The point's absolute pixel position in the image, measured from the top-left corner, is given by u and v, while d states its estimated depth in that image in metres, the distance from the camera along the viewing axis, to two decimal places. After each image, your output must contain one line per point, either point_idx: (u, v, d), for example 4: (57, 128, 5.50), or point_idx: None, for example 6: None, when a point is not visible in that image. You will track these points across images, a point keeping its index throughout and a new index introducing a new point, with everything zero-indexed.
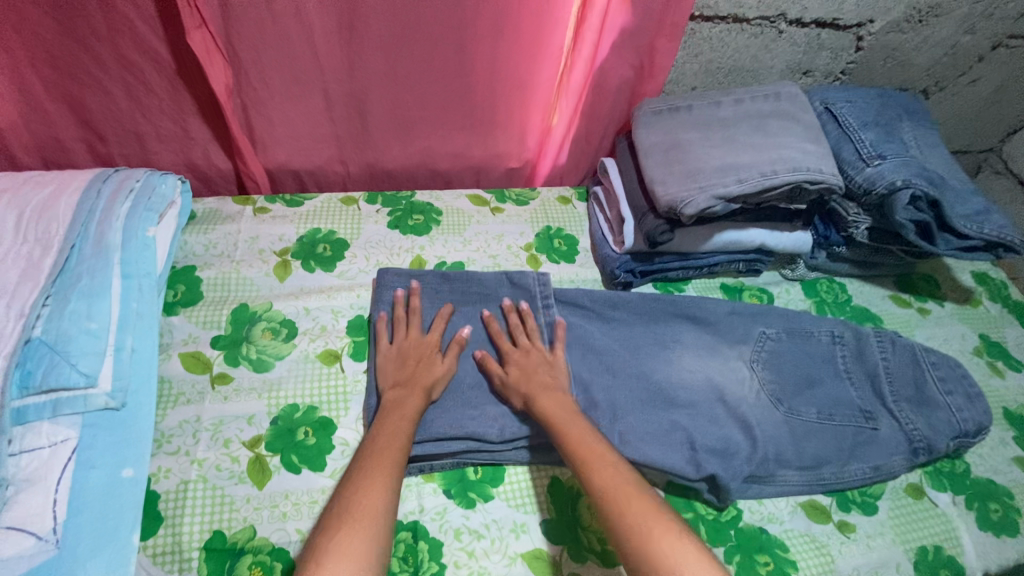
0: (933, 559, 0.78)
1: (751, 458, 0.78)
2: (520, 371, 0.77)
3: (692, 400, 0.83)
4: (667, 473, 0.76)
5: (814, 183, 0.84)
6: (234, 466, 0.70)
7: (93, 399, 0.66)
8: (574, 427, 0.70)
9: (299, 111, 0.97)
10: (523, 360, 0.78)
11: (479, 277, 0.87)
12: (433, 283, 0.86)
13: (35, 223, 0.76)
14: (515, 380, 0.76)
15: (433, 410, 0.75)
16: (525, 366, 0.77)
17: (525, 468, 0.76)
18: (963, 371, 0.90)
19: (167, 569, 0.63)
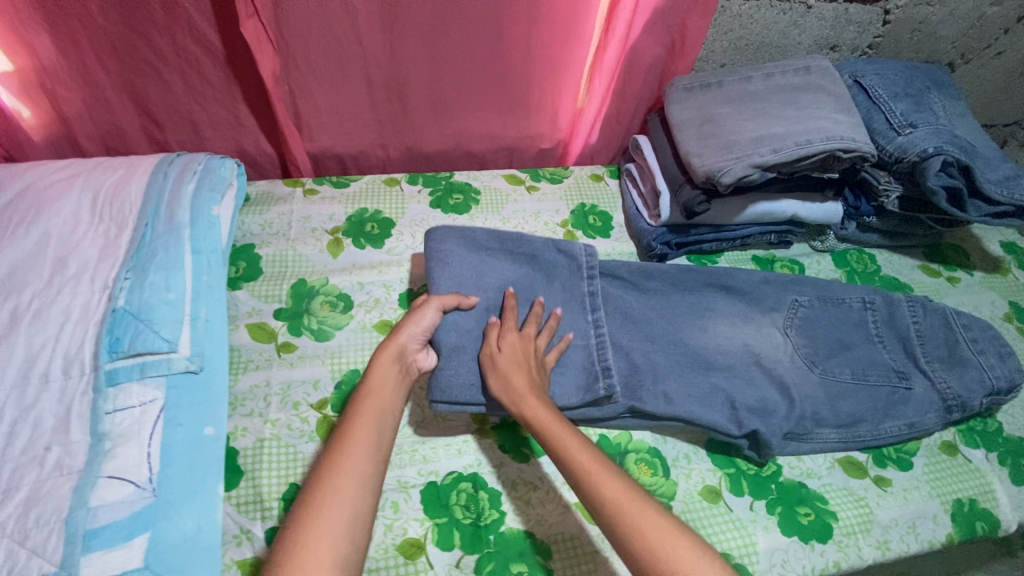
0: (968, 510, 0.81)
1: (789, 416, 0.81)
2: (510, 354, 0.73)
3: (729, 363, 0.85)
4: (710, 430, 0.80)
5: (848, 151, 0.86)
6: (304, 425, 0.75)
7: (175, 363, 0.72)
8: (558, 433, 0.64)
9: (342, 97, 1.01)
10: (518, 348, 0.74)
11: (527, 239, 0.86)
12: (480, 237, 0.84)
13: (109, 204, 0.81)
14: (504, 365, 0.72)
15: None
16: (517, 354, 0.74)
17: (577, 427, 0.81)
18: (994, 332, 0.90)
19: (250, 516, 0.68)
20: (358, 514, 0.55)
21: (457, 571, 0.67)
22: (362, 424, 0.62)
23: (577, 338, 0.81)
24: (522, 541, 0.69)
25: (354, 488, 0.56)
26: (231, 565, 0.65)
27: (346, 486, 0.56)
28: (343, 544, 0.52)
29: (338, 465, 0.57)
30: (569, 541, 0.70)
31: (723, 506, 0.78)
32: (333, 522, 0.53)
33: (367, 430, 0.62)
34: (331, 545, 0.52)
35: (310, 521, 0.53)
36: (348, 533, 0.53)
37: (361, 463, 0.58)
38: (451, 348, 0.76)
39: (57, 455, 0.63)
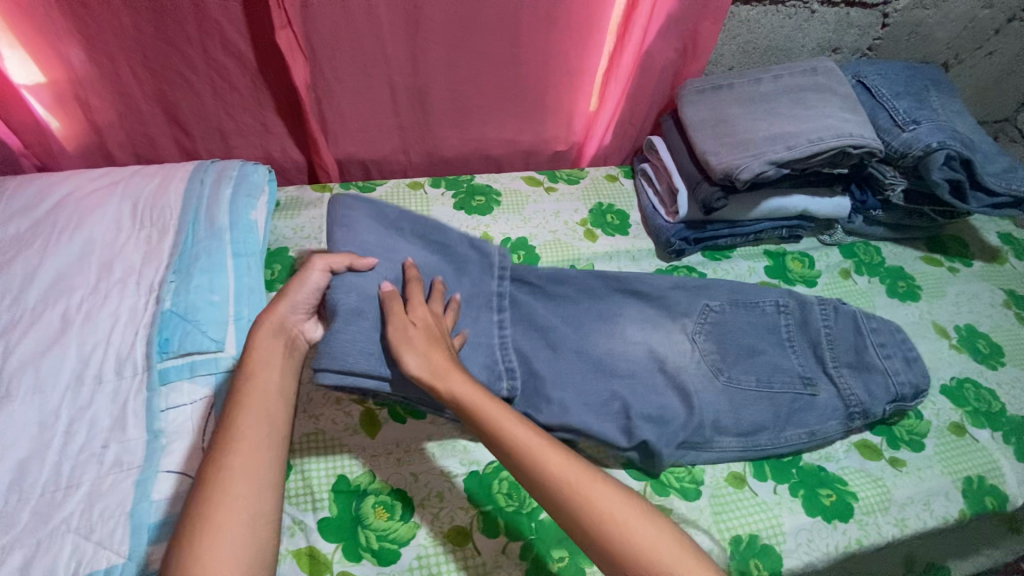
0: (977, 487, 0.85)
1: (686, 424, 0.79)
2: (420, 330, 0.69)
3: (632, 370, 0.84)
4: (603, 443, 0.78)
5: (857, 147, 0.91)
6: (347, 419, 0.77)
7: (222, 362, 0.73)
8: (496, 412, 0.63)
9: (366, 104, 1.04)
10: (429, 323, 0.71)
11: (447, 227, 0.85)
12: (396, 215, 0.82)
13: (150, 211, 0.84)
14: (416, 340, 0.68)
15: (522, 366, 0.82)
16: (430, 328, 0.70)
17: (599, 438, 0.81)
18: (903, 335, 0.89)
19: (301, 508, 0.70)
20: (259, 508, 0.54)
21: (503, 556, 0.69)
22: (248, 418, 0.59)
23: (481, 344, 0.79)
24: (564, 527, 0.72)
25: (250, 484, 0.55)
26: (285, 555, 0.67)
27: (241, 485, 0.54)
28: (242, 540, 0.52)
29: (230, 464, 0.55)
30: None
31: (749, 490, 0.80)
32: (232, 521, 0.52)
33: (256, 423, 0.59)
34: (235, 544, 0.51)
35: (209, 524, 0.52)
36: (249, 529, 0.53)
37: (252, 459, 0.56)
38: (352, 311, 0.70)
39: (115, 452, 0.65)
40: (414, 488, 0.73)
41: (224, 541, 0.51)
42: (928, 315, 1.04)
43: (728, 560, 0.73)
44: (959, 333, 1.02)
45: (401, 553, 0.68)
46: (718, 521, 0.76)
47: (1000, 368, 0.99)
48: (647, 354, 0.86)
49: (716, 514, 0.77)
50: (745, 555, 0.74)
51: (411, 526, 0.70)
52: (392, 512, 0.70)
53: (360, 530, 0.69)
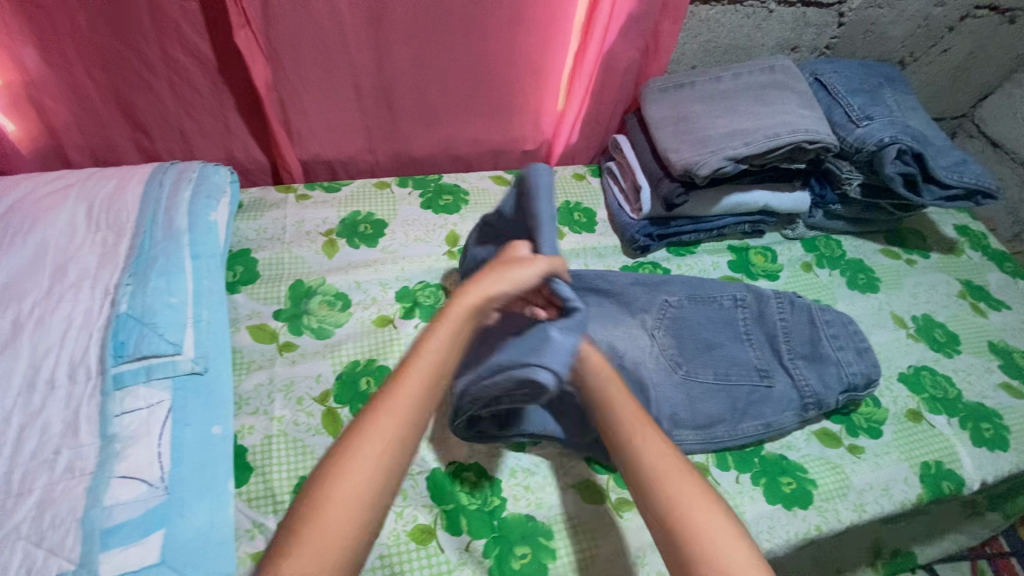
0: (935, 471, 0.87)
1: None
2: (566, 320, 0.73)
3: None
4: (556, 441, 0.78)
5: (812, 142, 0.93)
6: (310, 419, 0.77)
7: (180, 364, 0.73)
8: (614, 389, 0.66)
9: (331, 105, 1.04)
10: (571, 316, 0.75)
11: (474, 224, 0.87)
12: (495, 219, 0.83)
13: (106, 213, 0.82)
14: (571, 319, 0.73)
15: None
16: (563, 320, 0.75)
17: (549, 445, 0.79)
18: (855, 328, 0.91)
19: (262, 510, 0.69)
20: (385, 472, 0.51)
21: (465, 554, 0.69)
22: (417, 374, 0.57)
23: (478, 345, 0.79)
24: (526, 524, 0.72)
25: (390, 443, 0.52)
26: (245, 558, 0.66)
27: (379, 438, 0.52)
28: (360, 503, 0.49)
29: (380, 417, 0.53)
30: (568, 521, 0.73)
31: (710, 479, 0.81)
32: (360, 475, 0.50)
33: (416, 389, 0.56)
34: (355, 500, 0.49)
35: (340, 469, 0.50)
36: (369, 489, 0.49)
37: (402, 417, 0.53)
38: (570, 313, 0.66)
39: (68, 457, 0.64)
40: None
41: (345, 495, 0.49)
42: (886, 306, 1.07)
43: None
44: (917, 323, 1.05)
45: None
46: None
47: (956, 355, 1.02)
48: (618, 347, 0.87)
49: None
50: None
51: None
52: None
53: None
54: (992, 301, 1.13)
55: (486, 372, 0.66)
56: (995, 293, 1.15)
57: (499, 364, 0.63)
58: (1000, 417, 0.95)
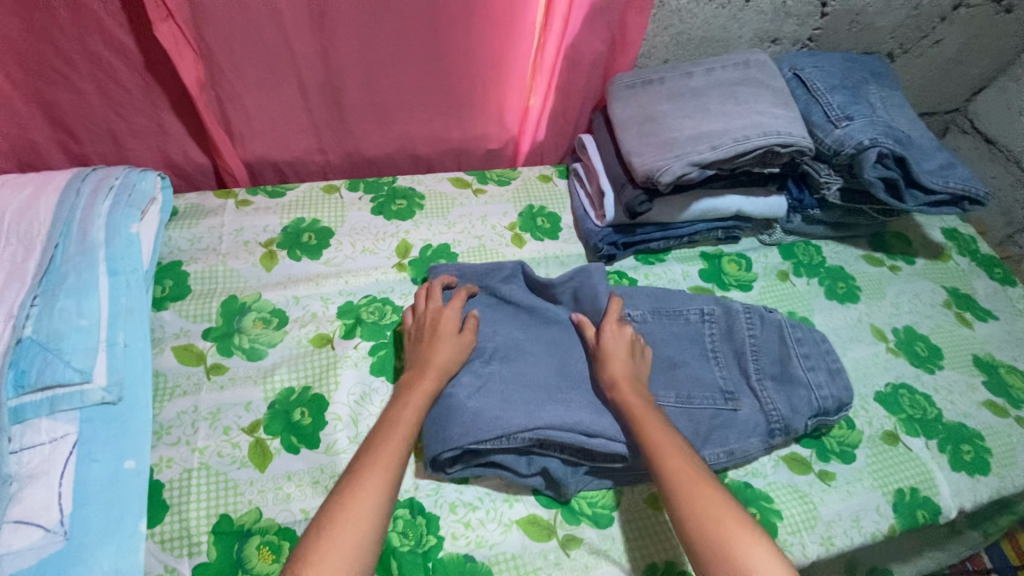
0: (909, 499, 0.81)
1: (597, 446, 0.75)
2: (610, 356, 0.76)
3: None
4: (499, 472, 0.72)
5: (785, 146, 0.86)
6: (235, 451, 0.71)
7: (89, 395, 0.67)
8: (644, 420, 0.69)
9: (275, 102, 0.97)
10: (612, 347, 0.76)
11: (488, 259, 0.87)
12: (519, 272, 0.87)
13: (16, 225, 0.76)
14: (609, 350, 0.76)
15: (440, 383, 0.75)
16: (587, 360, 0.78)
17: (491, 481, 0.74)
18: (827, 346, 0.85)
19: (176, 553, 0.64)
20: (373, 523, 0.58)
21: None
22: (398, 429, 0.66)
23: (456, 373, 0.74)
24: (463, 565, 0.67)
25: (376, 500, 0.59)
26: None
27: (375, 478, 0.60)
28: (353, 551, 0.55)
29: (369, 473, 0.60)
30: (509, 560, 0.68)
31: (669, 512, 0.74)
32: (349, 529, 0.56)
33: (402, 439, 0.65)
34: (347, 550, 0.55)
35: (335, 523, 0.56)
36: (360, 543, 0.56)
37: (385, 473, 0.61)
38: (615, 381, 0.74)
39: None
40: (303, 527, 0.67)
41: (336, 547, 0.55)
42: (866, 317, 1.01)
43: None
44: (897, 335, 0.99)
45: None
46: (638, 547, 0.71)
47: (938, 371, 0.96)
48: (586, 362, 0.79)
49: (637, 539, 0.72)
50: None
51: None
52: (278, 554, 0.65)
53: None
54: (978, 311, 1.07)
55: (579, 433, 0.70)
56: (983, 302, 1.09)
57: (610, 436, 0.70)
58: (981, 438, 0.89)
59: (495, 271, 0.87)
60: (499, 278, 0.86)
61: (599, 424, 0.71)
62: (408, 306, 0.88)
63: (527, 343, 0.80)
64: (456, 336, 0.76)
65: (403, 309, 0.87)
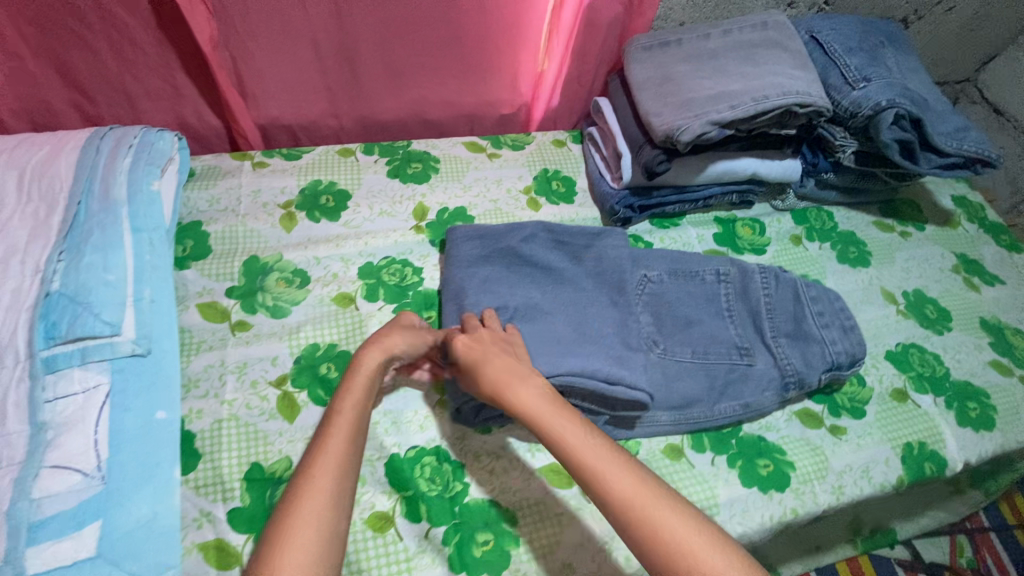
0: (917, 453, 0.83)
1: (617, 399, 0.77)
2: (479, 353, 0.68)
3: None
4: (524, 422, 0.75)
5: (804, 106, 0.86)
6: (264, 404, 0.73)
7: (119, 347, 0.68)
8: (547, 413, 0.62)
9: (288, 63, 0.96)
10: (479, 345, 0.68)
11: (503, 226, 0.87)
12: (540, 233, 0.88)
13: (37, 183, 0.76)
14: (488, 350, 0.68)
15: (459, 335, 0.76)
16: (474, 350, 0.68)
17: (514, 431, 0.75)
18: (842, 305, 0.86)
19: (210, 498, 0.66)
20: (328, 538, 0.51)
21: (424, 542, 0.66)
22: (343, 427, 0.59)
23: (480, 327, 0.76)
24: (489, 510, 0.69)
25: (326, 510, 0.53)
26: (192, 549, 0.63)
27: (322, 485, 0.54)
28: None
29: (311, 480, 0.54)
30: (533, 505, 0.70)
31: (685, 462, 0.77)
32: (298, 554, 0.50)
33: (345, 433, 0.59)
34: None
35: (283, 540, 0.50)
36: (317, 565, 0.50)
37: (330, 478, 0.55)
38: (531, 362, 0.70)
39: None
40: None
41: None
42: (877, 280, 1.02)
43: None
44: (907, 299, 1.01)
45: None
46: None
47: (946, 332, 0.98)
48: (606, 320, 0.80)
49: None
50: None
51: None
52: None
53: None
54: (986, 276, 1.09)
55: (602, 380, 0.72)
56: (990, 267, 1.11)
57: (631, 382, 0.72)
58: (987, 396, 0.92)
59: (515, 232, 0.87)
60: (518, 239, 0.86)
61: (620, 371, 0.73)
62: (428, 267, 0.89)
63: (548, 301, 0.81)
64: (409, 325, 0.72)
65: (423, 271, 0.88)
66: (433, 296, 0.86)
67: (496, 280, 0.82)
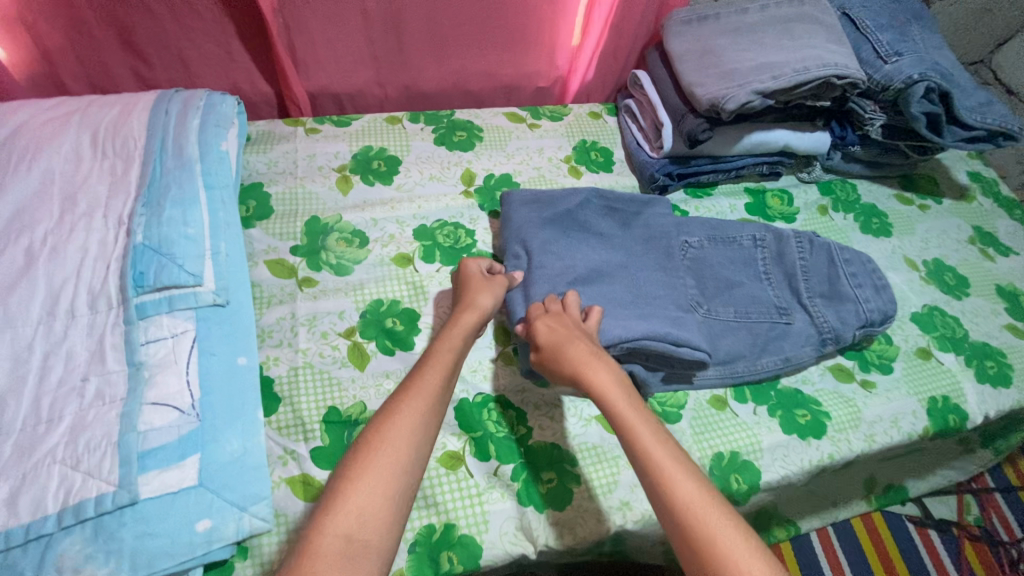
0: (941, 406, 0.89)
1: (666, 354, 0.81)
2: (553, 329, 0.71)
3: None
4: None
5: (840, 77, 0.90)
6: (335, 352, 0.77)
7: (202, 296, 0.72)
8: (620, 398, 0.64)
9: (338, 31, 0.98)
10: (557, 326, 0.71)
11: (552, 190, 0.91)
12: (588, 198, 0.92)
13: (112, 140, 0.78)
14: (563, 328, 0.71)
15: (517, 291, 0.81)
16: (556, 327, 0.71)
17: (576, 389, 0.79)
18: (873, 266, 0.91)
19: (293, 438, 0.70)
20: (409, 466, 0.56)
21: (494, 478, 0.71)
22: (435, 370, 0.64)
23: (538, 283, 0.81)
24: (551, 452, 0.74)
25: (413, 441, 0.57)
26: (280, 483, 0.67)
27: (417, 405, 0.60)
28: (384, 502, 0.53)
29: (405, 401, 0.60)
30: (592, 448, 0.75)
31: (729, 411, 0.83)
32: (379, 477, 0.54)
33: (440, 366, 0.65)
34: (378, 500, 0.53)
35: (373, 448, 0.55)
36: (395, 488, 0.54)
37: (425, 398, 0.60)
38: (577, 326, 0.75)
39: (96, 385, 0.63)
40: None
41: (361, 504, 0.52)
42: (900, 249, 1.07)
43: (709, 473, 0.77)
44: (928, 266, 1.06)
45: None
46: (704, 439, 0.79)
47: (964, 298, 1.03)
48: (653, 280, 0.85)
49: (701, 433, 0.80)
50: (725, 472, 0.77)
51: None
52: None
53: None
54: (1000, 247, 1.14)
55: (670, 342, 0.76)
56: (1004, 239, 1.16)
57: (695, 344, 0.77)
58: (1004, 355, 0.97)
59: (564, 198, 0.91)
60: (568, 205, 0.90)
61: (671, 324, 0.78)
62: (479, 231, 0.93)
63: (599, 263, 0.85)
64: (488, 282, 0.78)
65: (475, 233, 0.92)
66: (486, 257, 0.90)
67: (548, 242, 0.86)
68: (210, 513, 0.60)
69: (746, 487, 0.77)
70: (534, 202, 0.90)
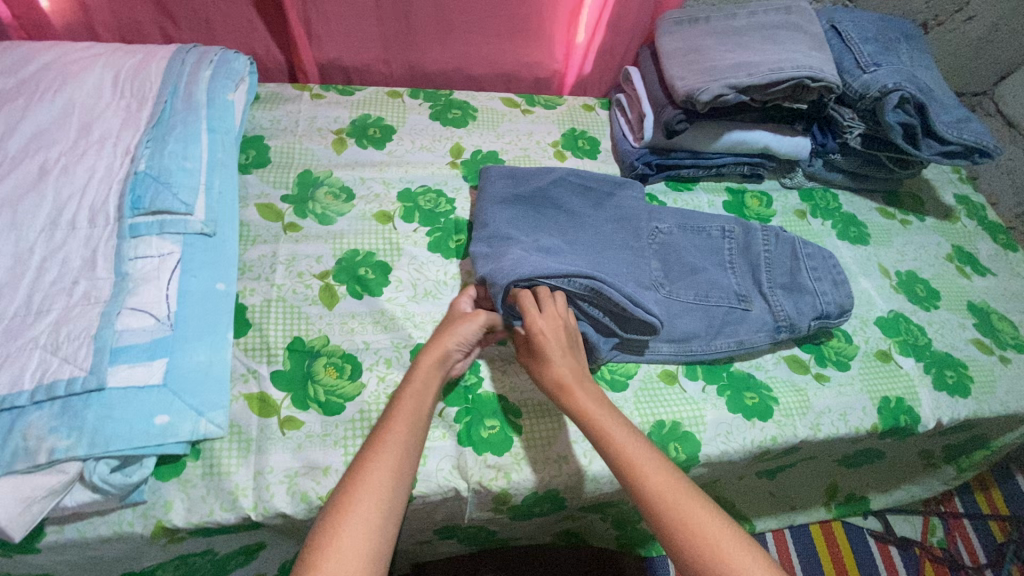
0: (894, 406, 0.91)
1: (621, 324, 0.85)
2: (552, 335, 0.73)
3: None
4: None
5: (815, 81, 0.95)
6: (308, 290, 0.83)
7: (191, 224, 0.78)
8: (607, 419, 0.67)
9: (350, 8, 1.06)
10: (554, 332, 0.73)
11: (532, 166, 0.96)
12: (565, 174, 0.96)
13: (130, 81, 0.86)
14: (556, 335, 0.73)
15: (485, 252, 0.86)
16: (551, 332, 0.73)
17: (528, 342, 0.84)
18: (835, 263, 0.94)
19: (257, 359, 0.76)
20: (389, 509, 0.58)
21: (438, 419, 0.76)
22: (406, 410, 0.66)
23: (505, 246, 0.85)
24: (497, 401, 0.78)
25: (389, 488, 0.59)
26: (239, 397, 0.73)
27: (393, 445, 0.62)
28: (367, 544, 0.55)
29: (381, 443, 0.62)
30: (535, 404, 0.79)
31: (678, 386, 0.86)
32: (362, 518, 0.56)
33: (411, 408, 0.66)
34: (361, 542, 0.54)
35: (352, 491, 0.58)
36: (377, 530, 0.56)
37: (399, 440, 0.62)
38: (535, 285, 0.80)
39: (84, 288, 0.69)
40: (364, 354, 0.79)
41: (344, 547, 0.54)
42: (874, 257, 1.09)
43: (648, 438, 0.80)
44: (900, 277, 1.08)
45: (346, 407, 0.74)
46: (647, 410, 0.83)
47: (933, 310, 1.04)
48: (617, 255, 0.89)
49: (645, 405, 0.83)
50: (662, 441, 0.80)
51: (357, 384, 0.76)
52: (341, 372, 0.76)
53: (311, 384, 0.75)
54: (978, 267, 1.15)
55: (628, 299, 0.79)
56: (984, 261, 1.17)
57: (649, 306, 0.80)
58: (965, 367, 0.98)
59: (542, 175, 0.95)
60: (545, 182, 0.95)
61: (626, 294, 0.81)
62: (459, 199, 0.98)
63: (567, 236, 0.89)
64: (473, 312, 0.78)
65: (455, 202, 0.98)
66: (462, 223, 0.95)
67: (520, 211, 0.91)
68: (168, 411, 0.66)
69: (684, 456, 0.80)
70: (513, 174, 0.95)
